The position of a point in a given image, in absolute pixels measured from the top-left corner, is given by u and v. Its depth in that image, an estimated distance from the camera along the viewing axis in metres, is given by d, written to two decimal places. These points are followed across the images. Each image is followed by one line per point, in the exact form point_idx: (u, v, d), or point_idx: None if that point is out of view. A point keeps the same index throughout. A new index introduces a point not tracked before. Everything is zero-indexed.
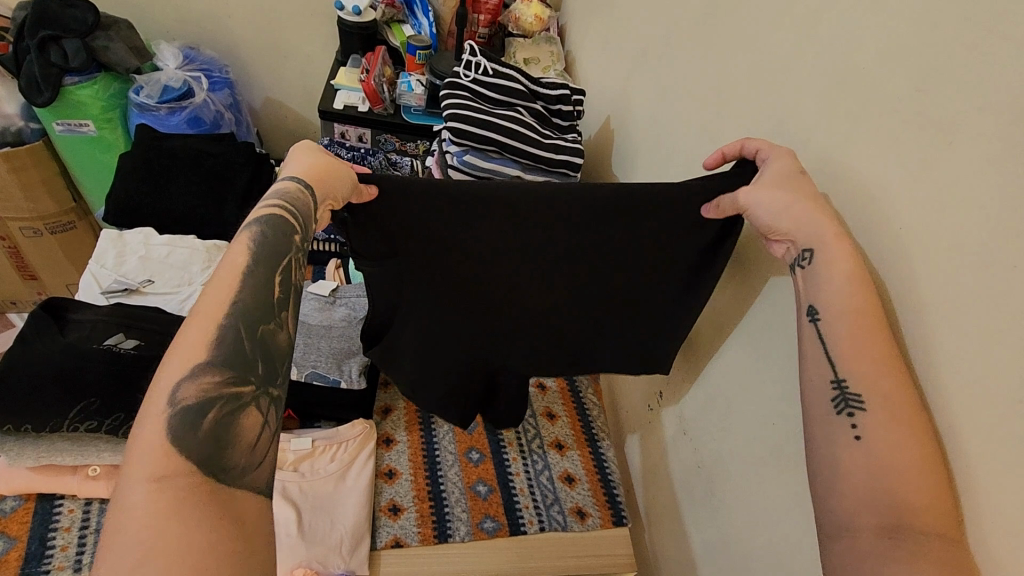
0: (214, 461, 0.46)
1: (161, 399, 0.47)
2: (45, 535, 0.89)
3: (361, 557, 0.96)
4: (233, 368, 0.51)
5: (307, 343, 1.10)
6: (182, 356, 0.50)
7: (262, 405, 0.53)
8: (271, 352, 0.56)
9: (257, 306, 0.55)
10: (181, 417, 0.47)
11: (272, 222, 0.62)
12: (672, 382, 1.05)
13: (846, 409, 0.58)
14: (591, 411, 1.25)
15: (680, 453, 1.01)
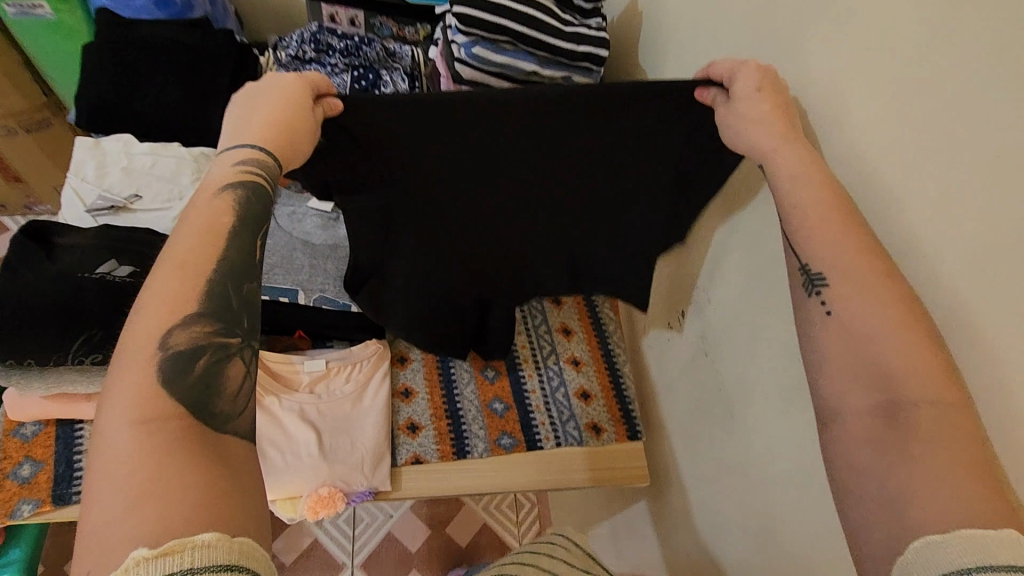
0: (200, 407, 0.44)
1: (146, 344, 0.45)
2: (71, 458, 0.90)
3: (384, 474, 0.98)
4: (218, 318, 0.48)
5: (313, 265, 1.03)
6: (166, 304, 0.47)
7: (249, 359, 0.50)
8: (255, 308, 0.52)
9: (240, 261, 0.52)
10: (168, 366, 0.45)
11: (254, 184, 0.57)
12: (694, 305, 1.01)
13: (815, 289, 0.57)
14: (608, 326, 1.22)
15: (700, 375, 0.99)
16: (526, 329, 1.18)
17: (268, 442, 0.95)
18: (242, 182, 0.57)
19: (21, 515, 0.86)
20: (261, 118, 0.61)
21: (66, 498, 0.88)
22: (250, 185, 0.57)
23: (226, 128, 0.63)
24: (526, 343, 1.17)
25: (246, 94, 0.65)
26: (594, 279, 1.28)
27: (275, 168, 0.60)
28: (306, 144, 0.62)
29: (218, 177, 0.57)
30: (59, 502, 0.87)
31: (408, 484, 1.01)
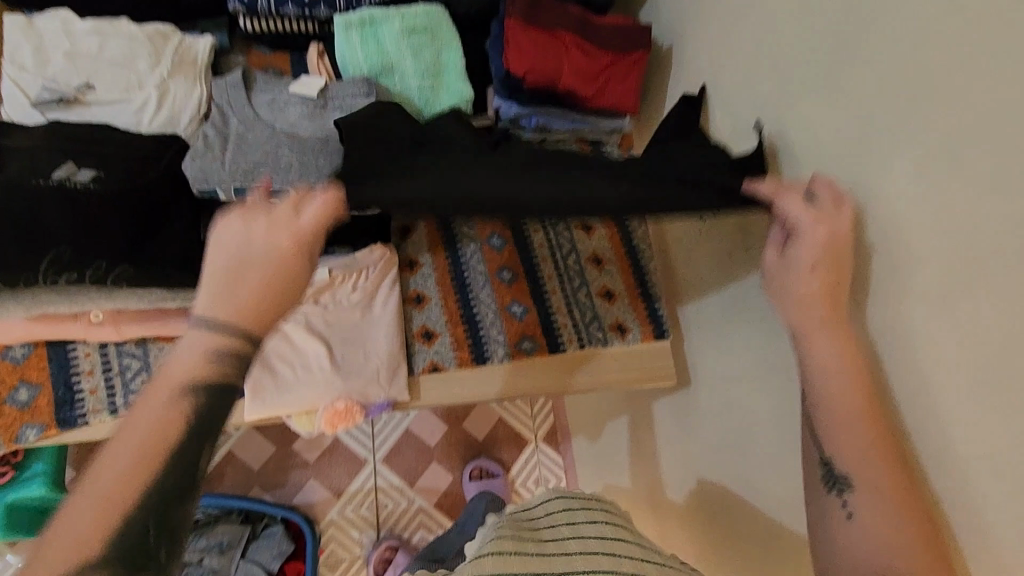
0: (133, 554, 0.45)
1: (63, 553, 0.43)
2: (69, 381, 0.85)
3: (401, 384, 0.93)
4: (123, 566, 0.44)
5: (302, 161, 0.85)
6: (93, 509, 0.45)
7: (163, 556, 0.47)
8: (179, 519, 0.48)
9: (196, 448, 0.50)
10: (97, 564, 0.44)
11: (223, 384, 0.52)
12: None
13: (835, 489, 0.60)
14: (632, 219, 1.13)
15: (739, 270, 0.91)
16: (543, 225, 1.09)
17: (276, 357, 0.90)
18: (205, 387, 0.51)
19: (27, 438, 0.83)
20: (263, 248, 0.55)
21: (71, 421, 0.84)
22: (207, 387, 0.51)
23: (201, 280, 0.54)
24: (544, 242, 1.08)
25: (227, 223, 0.56)
26: (616, 169, 1.16)
27: (240, 351, 0.53)
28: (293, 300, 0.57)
29: (193, 346, 0.52)
30: (65, 425, 0.84)
31: (426, 392, 0.97)
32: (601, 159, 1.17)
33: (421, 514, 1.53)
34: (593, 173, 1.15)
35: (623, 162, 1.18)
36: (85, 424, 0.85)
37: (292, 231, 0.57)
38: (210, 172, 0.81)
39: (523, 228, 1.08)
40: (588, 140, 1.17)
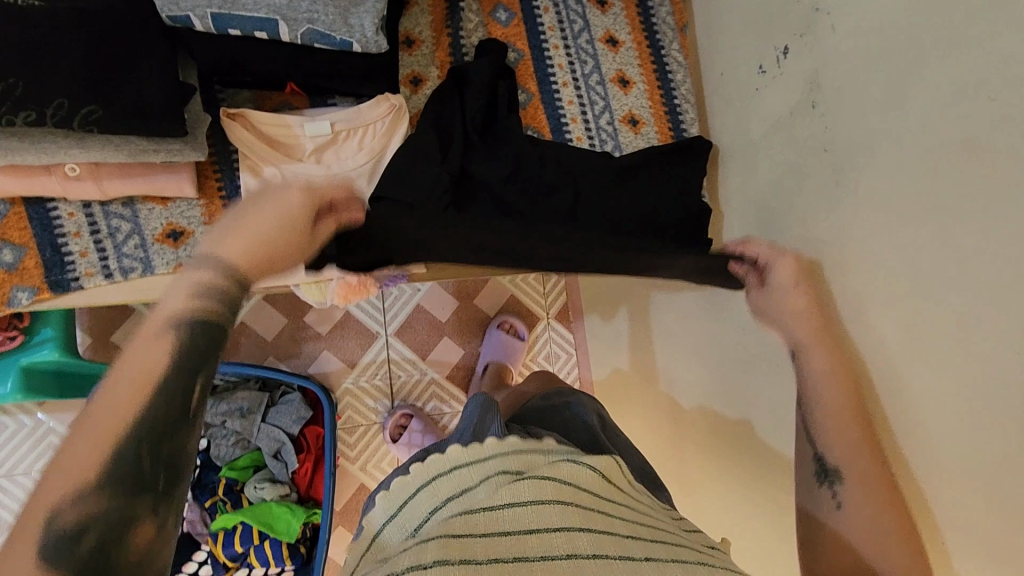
0: (120, 532, 0.42)
1: (35, 516, 0.40)
2: (55, 241, 0.78)
3: None
4: (145, 447, 0.43)
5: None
6: (127, 394, 0.44)
7: (164, 514, 0.44)
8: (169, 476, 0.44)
9: (204, 334, 0.48)
10: (93, 485, 0.41)
11: (201, 318, 0.49)
12: (807, 38, 0.78)
13: (826, 482, 0.68)
14: (674, 74, 0.99)
15: (800, 133, 0.81)
16: (573, 79, 0.96)
17: None
18: (189, 318, 0.48)
19: (21, 303, 0.78)
20: (273, 211, 0.53)
21: (64, 285, 0.78)
22: (197, 319, 0.49)
23: (208, 231, 0.52)
24: (574, 98, 0.95)
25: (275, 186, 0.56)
26: (660, 11, 0.99)
27: (236, 288, 0.51)
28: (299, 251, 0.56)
29: (181, 296, 0.49)
30: (58, 289, 0.78)
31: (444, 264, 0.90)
32: None
33: (434, 386, 1.55)
34: (632, 17, 0.98)
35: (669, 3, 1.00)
36: (80, 289, 0.80)
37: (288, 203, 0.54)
38: None
39: (551, 80, 0.95)
40: None
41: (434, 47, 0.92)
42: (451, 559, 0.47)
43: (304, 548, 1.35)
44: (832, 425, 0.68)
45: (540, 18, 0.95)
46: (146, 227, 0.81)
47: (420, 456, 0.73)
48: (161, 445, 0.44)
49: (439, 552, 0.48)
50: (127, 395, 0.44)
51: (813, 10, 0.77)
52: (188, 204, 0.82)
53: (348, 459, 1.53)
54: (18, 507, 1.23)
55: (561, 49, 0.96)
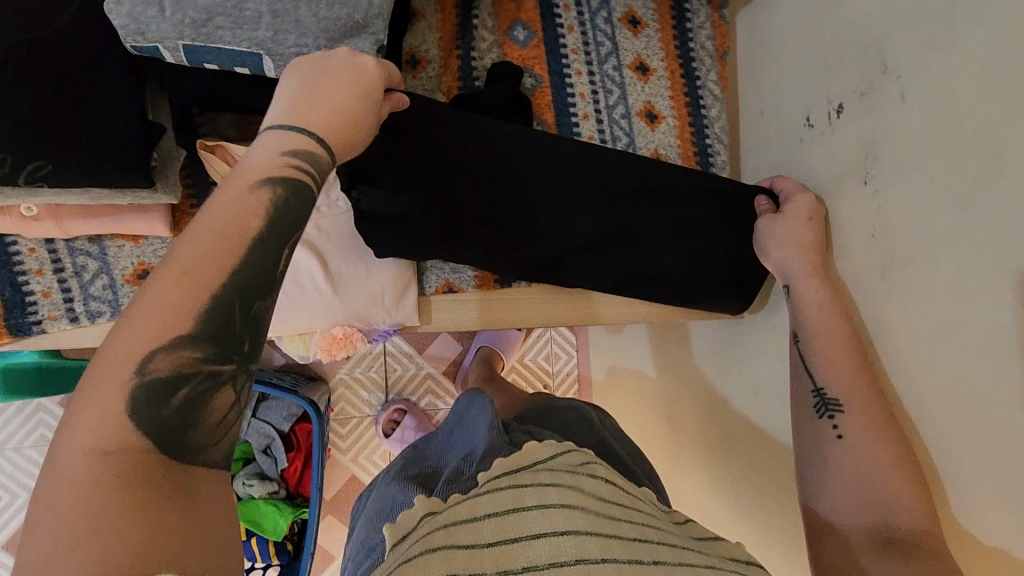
0: (172, 433, 0.37)
1: (118, 369, 0.36)
2: (15, 280, 0.71)
3: (409, 309, 0.79)
4: (218, 339, 0.39)
5: (274, 8, 0.59)
6: (194, 275, 0.39)
7: (242, 385, 0.41)
8: (215, 397, 0.39)
9: (298, 195, 0.45)
10: (186, 339, 0.38)
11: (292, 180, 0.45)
12: (867, 99, 0.67)
13: (827, 413, 0.68)
14: (709, 108, 0.89)
15: (846, 205, 0.72)
16: (595, 110, 0.85)
17: None
18: (276, 178, 0.44)
19: None
20: (337, 92, 0.51)
21: (26, 329, 0.72)
22: (289, 184, 0.45)
23: (289, 97, 0.50)
24: (595, 133, 0.86)
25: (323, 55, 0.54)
26: (699, 35, 0.88)
27: (323, 149, 0.48)
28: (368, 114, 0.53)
29: (258, 161, 0.45)
30: (19, 333, 0.72)
31: (438, 316, 0.83)
32: (682, 18, 0.88)
33: (429, 381, 1.52)
34: (667, 40, 0.87)
35: (711, 25, 0.89)
36: (43, 333, 0.73)
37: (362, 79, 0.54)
38: (144, 20, 0.56)
39: (571, 111, 0.85)
40: None
41: (441, 70, 0.82)
42: (461, 540, 0.47)
43: (289, 544, 1.27)
44: (832, 359, 0.68)
45: (563, 39, 0.85)
46: (115, 266, 0.74)
47: (413, 459, 0.68)
48: (251, 304, 0.41)
49: (443, 533, 0.47)
50: (192, 258, 0.39)
51: (877, 67, 0.66)
52: (161, 241, 0.74)
53: (337, 449, 1.48)
54: (9, 480, 1.15)
55: (585, 76, 0.85)
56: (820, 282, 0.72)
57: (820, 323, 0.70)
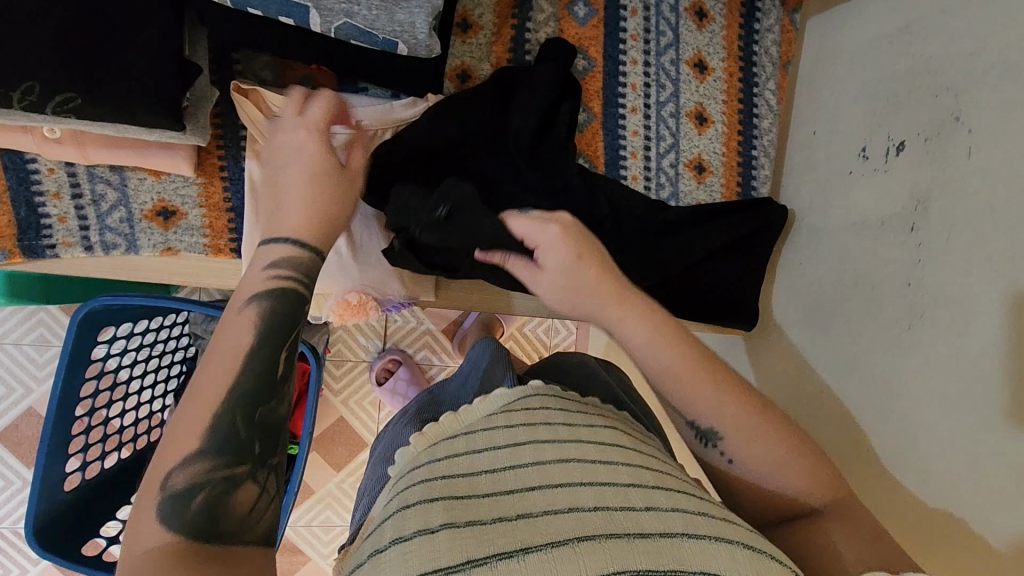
0: (202, 524, 0.42)
1: (150, 489, 0.43)
2: (31, 200, 0.69)
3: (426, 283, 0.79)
4: (237, 440, 0.46)
5: None
6: (200, 407, 0.46)
7: (261, 478, 0.47)
8: (227, 497, 0.44)
9: (286, 306, 0.53)
10: (200, 454, 0.44)
11: (279, 294, 0.54)
12: (931, 147, 0.65)
13: (709, 444, 0.55)
14: (761, 118, 0.85)
15: (884, 248, 0.70)
16: (644, 105, 0.82)
17: None
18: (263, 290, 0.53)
19: None
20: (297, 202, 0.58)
21: (38, 251, 0.71)
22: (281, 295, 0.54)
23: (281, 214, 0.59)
24: (639, 128, 0.82)
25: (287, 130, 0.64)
26: (766, 39, 0.84)
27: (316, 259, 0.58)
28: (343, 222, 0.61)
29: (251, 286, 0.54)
30: (31, 254, 0.71)
31: (453, 294, 0.82)
32: (751, 18, 0.83)
33: (428, 336, 1.53)
34: (731, 39, 0.83)
35: (780, 29, 0.84)
36: (56, 257, 0.72)
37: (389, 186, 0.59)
38: None
39: (618, 103, 0.82)
40: None
41: (492, 38, 0.78)
42: (459, 523, 0.45)
43: None
44: (678, 386, 0.54)
45: (623, 22, 0.80)
46: (135, 199, 0.72)
47: (427, 404, 0.80)
48: (254, 412, 0.47)
49: (438, 520, 0.45)
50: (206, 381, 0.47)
51: (949, 116, 0.64)
52: (184, 181, 0.72)
53: (331, 390, 1.50)
54: (5, 373, 1.15)
55: (640, 66, 0.81)
56: (636, 316, 0.57)
57: (647, 333, 0.55)
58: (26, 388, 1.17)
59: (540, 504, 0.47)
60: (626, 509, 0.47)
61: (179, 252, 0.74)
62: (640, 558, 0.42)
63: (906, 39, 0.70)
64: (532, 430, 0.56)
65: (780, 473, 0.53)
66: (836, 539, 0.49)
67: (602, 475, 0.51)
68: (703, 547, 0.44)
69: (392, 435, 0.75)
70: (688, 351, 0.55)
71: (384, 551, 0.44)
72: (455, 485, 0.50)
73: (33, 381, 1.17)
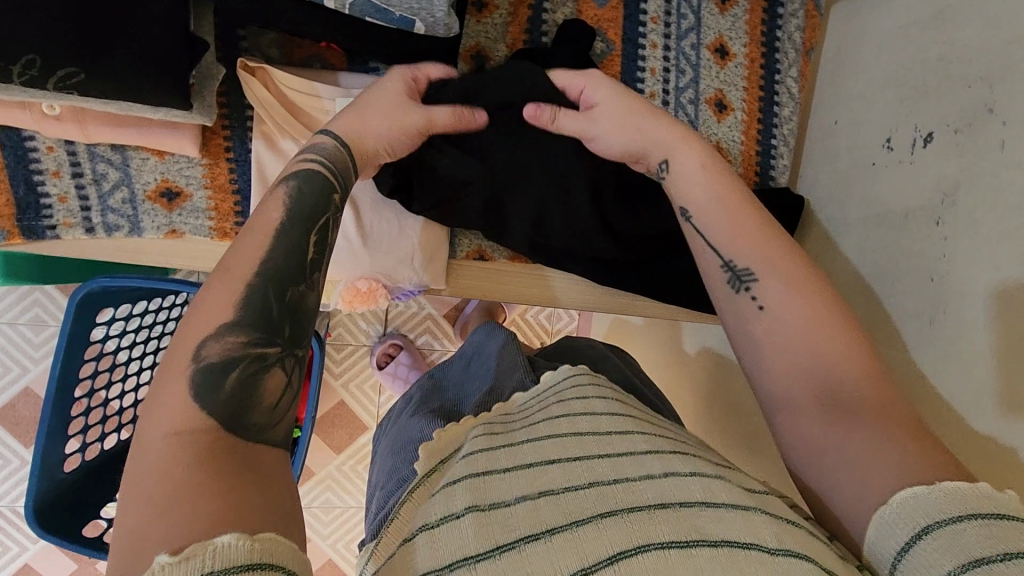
0: (231, 408, 0.41)
1: (180, 361, 0.41)
2: (30, 179, 0.67)
3: (436, 272, 0.77)
4: (266, 325, 0.45)
5: None
6: (230, 277, 0.45)
7: (290, 367, 0.45)
8: (252, 382, 0.42)
9: (311, 186, 0.52)
10: (232, 328, 0.43)
11: (308, 173, 0.53)
12: (961, 139, 0.63)
13: (742, 287, 0.57)
14: (782, 106, 0.83)
15: (908, 241, 0.69)
16: (663, 91, 0.80)
17: None
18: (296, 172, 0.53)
19: None
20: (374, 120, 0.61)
21: (39, 232, 0.68)
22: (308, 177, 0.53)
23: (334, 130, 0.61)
24: None
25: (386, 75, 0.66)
26: (789, 24, 0.81)
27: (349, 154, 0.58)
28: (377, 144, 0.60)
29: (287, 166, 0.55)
30: (30, 235, 0.68)
31: (464, 283, 0.80)
32: (775, 2, 0.81)
33: (429, 321, 1.52)
34: (754, 24, 0.80)
35: (805, 13, 0.82)
36: (57, 238, 0.70)
37: (457, 117, 0.65)
38: None
39: (637, 87, 0.79)
40: None
41: (509, 18, 0.75)
42: (483, 507, 0.45)
43: None
44: (726, 232, 0.59)
45: (643, 3, 0.77)
46: (137, 179, 0.69)
47: (432, 390, 0.80)
48: (284, 292, 0.46)
49: (463, 504, 0.46)
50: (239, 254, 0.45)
51: (981, 107, 0.62)
52: (188, 161, 0.70)
53: (332, 374, 1.49)
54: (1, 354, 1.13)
55: (660, 49, 0.79)
56: (692, 148, 0.64)
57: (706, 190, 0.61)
58: (23, 368, 1.15)
59: (562, 482, 0.47)
60: (646, 479, 0.46)
61: (183, 235, 0.72)
62: (661, 530, 0.42)
63: (936, 26, 0.68)
64: (566, 405, 0.56)
65: (821, 352, 0.50)
66: (863, 441, 0.46)
67: (622, 445, 0.50)
68: (727, 516, 0.43)
69: (399, 426, 0.75)
70: (751, 215, 0.59)
71: (414, 537, 0.45)
72: (481, 463, 0.50)
73: (30, 362, 1.15)
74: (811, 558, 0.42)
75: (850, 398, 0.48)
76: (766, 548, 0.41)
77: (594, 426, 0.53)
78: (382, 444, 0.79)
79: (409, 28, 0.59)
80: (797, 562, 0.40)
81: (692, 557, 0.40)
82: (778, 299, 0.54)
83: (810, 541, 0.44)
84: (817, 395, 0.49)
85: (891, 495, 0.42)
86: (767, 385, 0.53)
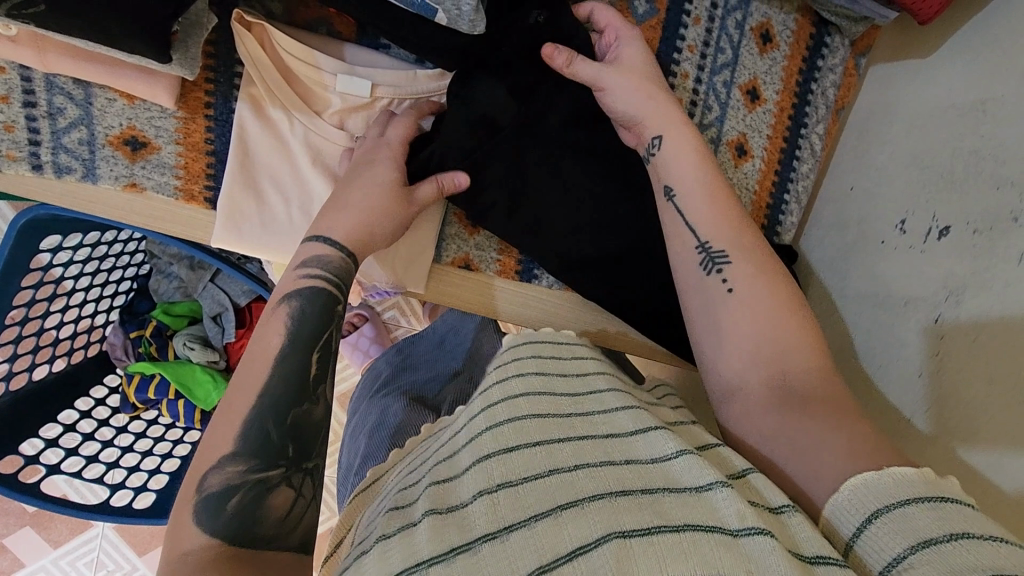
0: (242, 532, 0.43)
1: (187, 494, 0.45)
2: None
3: (418, 275, 0.73)
4: (261, 450, 0.47)
5: None
6: (235, 406, 0.48)
7: (298, 482, 0.47)
8: (259, 505, 0.45)
9: (316, 309, 0.54)
10: (235, 459, 0.46)
11: (312, 293, 0.54)
12: (979, 241, 0.59)
13: (714, 268, 0.61)
14: (802, 162, 0.79)
15: (904, 330, 0.67)
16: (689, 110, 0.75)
17: (267, 178, 0.65)
18: (298, 291, 0.54)
19: None
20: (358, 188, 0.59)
21: None
22: (312, 295, 0.54)
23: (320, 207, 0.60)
24: None
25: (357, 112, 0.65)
26: (828, 77, 0.78)
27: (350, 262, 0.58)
28: (393, 223, 0.60)
29: (285, 284, 0.55)
30: None
31: (443, 290, 0.75)
32: (816, 53, 0.78)
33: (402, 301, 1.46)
34: (790, 72, 0.77)
35: (844, 68, 0.79)
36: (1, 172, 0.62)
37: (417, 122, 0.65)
38: None
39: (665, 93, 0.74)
40: (817, 14, 0.76)
41: None
42: (441, 510, 0.42)
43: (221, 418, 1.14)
44: (705, 214, 0.62)
45: (684, 28, 0.74)
46: (99, 121, 0.62)
47: (401, 369, 0.78)
48: (287, 414, 0.49)
49: (422, 510, 0.43)
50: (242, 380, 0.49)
51: (1006, 213, 0.57)
52: (160, 111, 0.62)
53: None
54: None
55: (694, 64, 0.74)
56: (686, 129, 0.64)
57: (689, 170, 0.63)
58: None
59: (522, 472, 0.42)
60: (606, 464, 0.43)
61: (145, 191, 0.64)
62: (624, 517, 0.38)
63: (976, 116, 0.64)
64: (531, 381, 0.52)
65: (780, 336, 0.56)
66: (819, 438, 0.49)
67: (583, 429, 0.47)
68: (687, 500, 0.41)
69: (367, 409, 0.73)
70: (726, 203, 0.63)
71: (366, 553, 0.41)
72: (439, 472, 0.47)
73: None
74: (775, 537, 0.38)
75: (802, 391, 0.53)
76: (728, 531, 0.38)
77: (557, 409, 0.49)
78: (353, 417, 0.77)
79: (431, 16, 0.58)
80: (762, 539, 0.37)
81: (656, 544, 0.37)
82: (739, 275, 0.59)
83: (771, 521, 0.41)
84: (773, 391, 0.53)
85: (846, 477, 0.44)
86: (724, 363, 0.58)
